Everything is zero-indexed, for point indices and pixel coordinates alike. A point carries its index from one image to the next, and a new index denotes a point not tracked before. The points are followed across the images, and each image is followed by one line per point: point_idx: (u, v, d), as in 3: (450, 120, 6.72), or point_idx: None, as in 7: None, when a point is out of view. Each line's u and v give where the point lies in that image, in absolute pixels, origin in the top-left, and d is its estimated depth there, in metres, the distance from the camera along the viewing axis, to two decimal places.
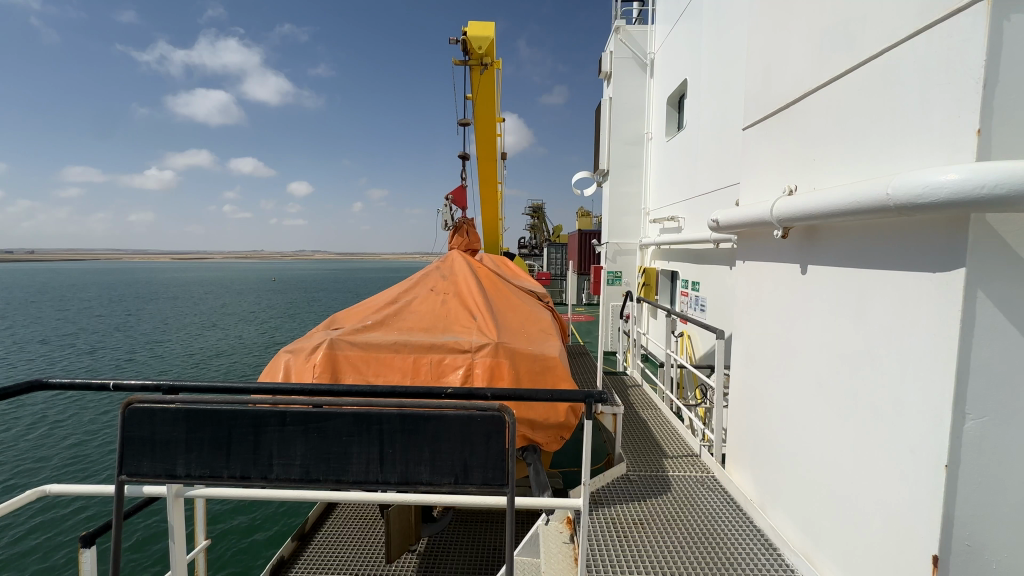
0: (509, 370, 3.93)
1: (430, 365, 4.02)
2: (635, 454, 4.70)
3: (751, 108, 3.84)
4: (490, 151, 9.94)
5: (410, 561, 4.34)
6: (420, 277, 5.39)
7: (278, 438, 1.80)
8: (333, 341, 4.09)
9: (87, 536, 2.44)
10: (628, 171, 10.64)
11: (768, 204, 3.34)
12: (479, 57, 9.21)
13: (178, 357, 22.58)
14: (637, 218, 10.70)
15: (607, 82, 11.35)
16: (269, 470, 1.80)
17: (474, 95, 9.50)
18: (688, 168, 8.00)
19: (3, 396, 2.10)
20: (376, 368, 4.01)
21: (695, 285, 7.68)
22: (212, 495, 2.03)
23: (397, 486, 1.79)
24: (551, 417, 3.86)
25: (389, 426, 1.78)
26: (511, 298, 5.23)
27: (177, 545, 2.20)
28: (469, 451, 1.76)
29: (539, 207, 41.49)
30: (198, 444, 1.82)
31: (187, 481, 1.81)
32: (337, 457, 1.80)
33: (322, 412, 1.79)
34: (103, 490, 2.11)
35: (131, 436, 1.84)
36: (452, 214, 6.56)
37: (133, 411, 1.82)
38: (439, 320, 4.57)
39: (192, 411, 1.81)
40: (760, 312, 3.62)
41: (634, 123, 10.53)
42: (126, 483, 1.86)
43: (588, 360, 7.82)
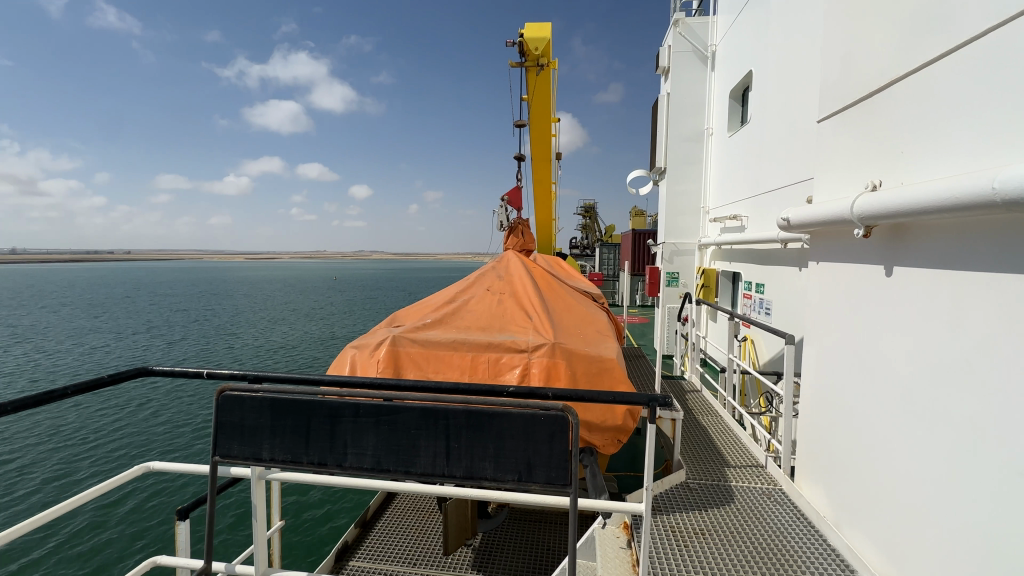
0: (566, 371, 3.91)
1: (488, 363, 4.08)
2: (695, 461, 4.55)
3: (827, 97, 3.59)
4: (545, 152, 9.94)
5: (466, 555, 4.41)
6: (477, 276, 5.50)
7: (352, 429, 1.90)
8: (396, 337, 4.26)
9: (183, 510, 2.70)
10: (687, 168, 10.28)
11: (846, 201, 3.12)
12: (535, 58, 9.27)
13: (250, 350, 24.37)
14: (696, 217, 10.31)
15: (665, 77, 11.06)
16: (344, 458, 1.91)
17: (530, 96, 9.57)
18: (753, 163, 7.61)
19: (116, 380, 2.37)
20: (435, 365, 4.13)
21: (759, 287, 7.29)
22: (290, 480, 2.18)
23: (461, 480, 1.83)
24: (609, 420, 3.82)
25: (455, 421, 1.83)
26: (567, 299, 5.22)
27: (259, 522, 2.39)
28: (533, 450, 1.78)
29: (591, 207, 41.23)
30: (280, 431, 1.95)
31: (272, 464, 1.95)
32: (406, 448, 1.87)
33: (393, 405, 1.87)
34: (197, 469, 2.32)
35: (223, 421, 2.01)
36: (507, 214, 6.63)
37: (226, 397, 2.00)
38: (495, 319, 4.64)
39: (277, 400, 1.95)
40: (836, 318, 3.38)
41: (694, 119, 10.17)
42: (219, 463, 2.04)
43: (645, 364, 7.63)
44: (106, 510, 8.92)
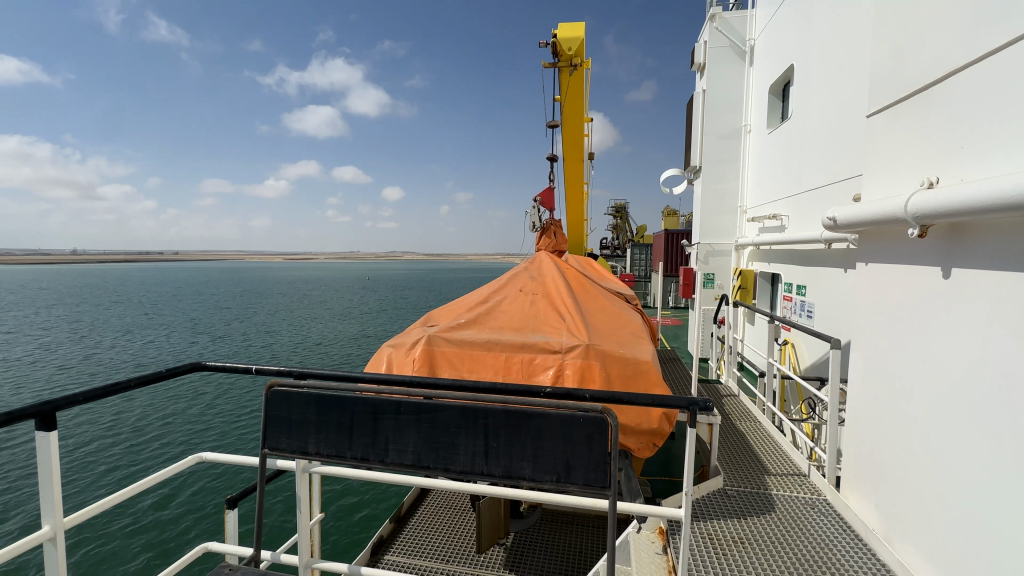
0: (600, 372, 3.88)
1: (522, 364, 4.09)
2: (732, 468, 4.42)
3: (878, 90, 3.43)
4: (578, 152, 9.89)
5: (498, 554, 4.43)
6: (509, 277, 5.53)
7: (394, 425, 1.95)
8: (431, 337, 4.34)
9: (231, 499, 2.82)
10: (723, 166, 10.01)
11: (900, 199, 2.97)
12: (568, 58, 9.30)
13: (289, 347, 25.25)
14: (733, 216, 10.03)
15: (701, 73, 10.82)
16: (385, 454, 1.96)
17: (563, 97, 9.54)
18: (794, 160, 7.35)
19: (173, 374, 2.51)
20: (469, 364, 4.17)
21: (800, 289, 7.03)
22: (333, 474, 2.25)
23: (499, 480, 1.85)
24: (645, 423, 3.76)
25: (495, 421, 1.85)
26: (600, 300, 5.18)
27: (302, 513, 2.47)
28: (572, 451, 1.78)
29: (622, 207, 40.72)
30: (325, 426, 2.02)
31: (317, 458, 2.02)
32: (446, 446, 1.90)
33: (433, 403, 1.91)
34: (246, 460, 2.43)
35: (272, 415, 2.10)
36: (540, 215, 6.63)
37: (274, 392, 2.08)
38: (528, 320, 4.65)
39: (322, 396, 2.02)
40: (887, 322, 3.22)
41: (731, 116, 9.89)
42: (267, 455, 2.13)
43: (680, 367, 7.47)
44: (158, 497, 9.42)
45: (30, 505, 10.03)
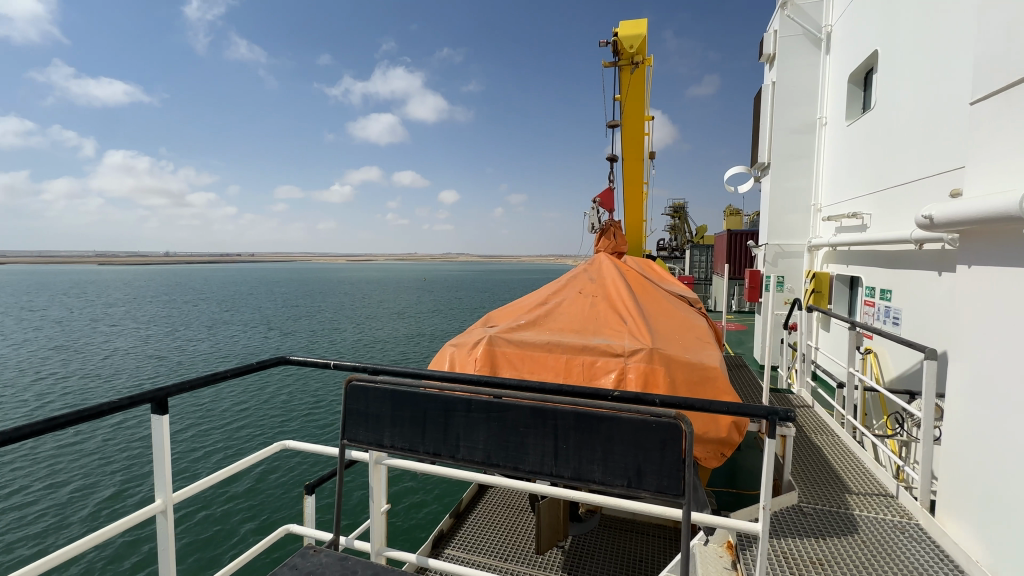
0: (665, 377, 3.77)
1: (582, 366, 4.06)
2: (807, 484, 4.14)
3: (984, 73, 3.09)
4: (638, 152, 9.67)
5: (557, 556, 4.41)
6: (569, 279, 5.51)
7: (464, 423, 2.00)
8: (492, 337, 4.41)
9: (310, 485, 3.02)
10: (795, 162, 9.40)
11: (1013, 195, 2.65)
12: (629, 56, 9.27)
13: (352, 344, 26.57)
14: (806, 215, 9.41)
15: (770, 65, 10.26)
16: (457, 450, 2.02)
17: (624, 95, 9.44)
18: (878, 153, 6.79)
19: (261, 367, 2.73)
20: (530, 365, 4.20)
21: (884, 293, 6.48)
22: (405, 467, 2.35)
23: (569, 481, 1.85)
24: (712, 432, 3.61)
25: (564, 422, 1.85)
26: (663, 303, 5.04)
27: (375, 500, 2.61)
28: (643, 456, 1.75)
29: (681, 207, 39.39)
30: (400, 420, 2.11)
31: (392, 451, 2.12)
32: (515, 445, 1.93)
33: (503, 402, 1.94)
34: (325, 451, 2.59)
35: (351, 408, 2.22)
36: (599, 216, 6.55)
37: (353, 386, 2.20)
38: (589, 322, 4.61)
39: (397, 392, 2.11)
40: (994, 331, 2.89)
41: (803, 108, 9.30)
42: (346, 446, 2.26)
43: (747, 374, 7.11)
44: (238, 482, 10.21)
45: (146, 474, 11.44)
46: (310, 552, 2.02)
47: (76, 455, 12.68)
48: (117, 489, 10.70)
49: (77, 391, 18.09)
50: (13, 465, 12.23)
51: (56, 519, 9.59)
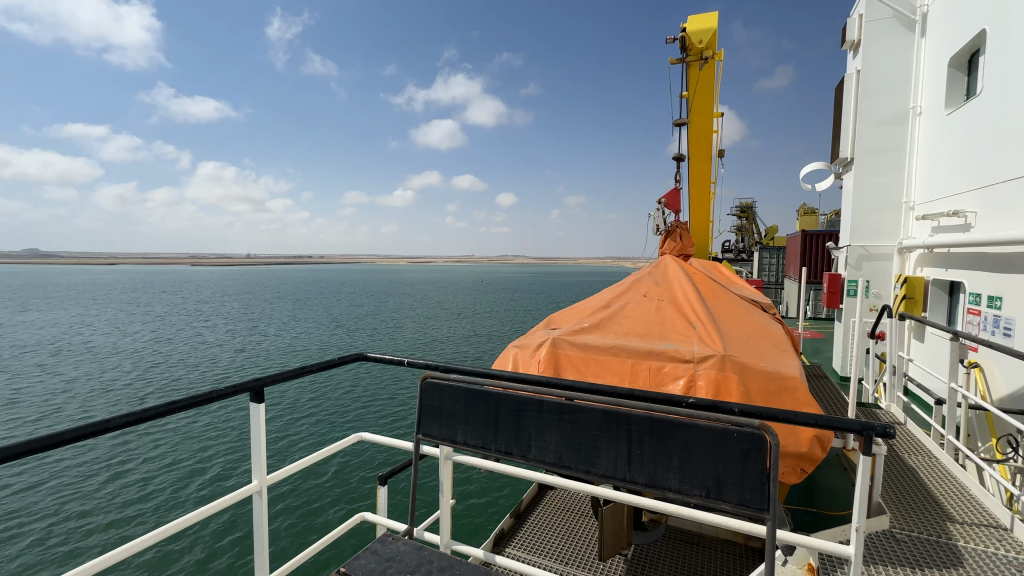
0: (738, 386, 3.60)
1: (649, 372, 3.98)
2: (901, 509, 3.79)
3: None
4: (706, 151, 9.33)
5: (620, 564, 4.33)
6: (633, 281, 5.41)
7: (536, 423, 2.03)
8: (555, 340, 4.43)
9: (383, 476, 3.15)
10: (884, 156, 8.61)
11: None
12: (698, 52, 8.98)
13: (412, 343, 27.55)
14: (896, 214, 8.60)
15: (854, 52, 9.51)
16: (528, 450, 2.04)
17: (691, 92, 9.15)
18: (985, 145, 6.10)
19: (342, 362, 2.90)
20: (594, 368, 4.17)
21: (992, 300, 5.78)
22: (474, 464, 2.41)
23: (643, 488, 1.82)
24: (790, 446, 3.40)
25: (639, 428, 1.83)
26: (734, 308, 4.82)
27: (445, 493, 2.70)
28: (724, 467, 1.69)
29: (749, 207, 37.31)
30: (473, 418, 2.17)
31: (464, 447, 2.18)
32: (587, 449, 1.93)
33: (576, 405, 1.95)
34: (399, 445, 2.72)
35: (426, 404, 2.31)
36: (664, 217, 6.37)
37: (428, 383, 2.30)
38: (655, 327, 4.50)
39: (470, 390, 2.18)
40: None
41: (893, 97, 8.52)
42: (421, 441, 2.35)
43: (829, 386, 6.60)
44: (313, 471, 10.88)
45: (244, 457, 12.54)
46: (388, 539, 2.12)
47: (182, 437, 14.13)
48: (224, 469, 11.81)
49: (174, 380, 20.06)
50: (132, 442, 13.88)
51: (168, 494, 10.71)
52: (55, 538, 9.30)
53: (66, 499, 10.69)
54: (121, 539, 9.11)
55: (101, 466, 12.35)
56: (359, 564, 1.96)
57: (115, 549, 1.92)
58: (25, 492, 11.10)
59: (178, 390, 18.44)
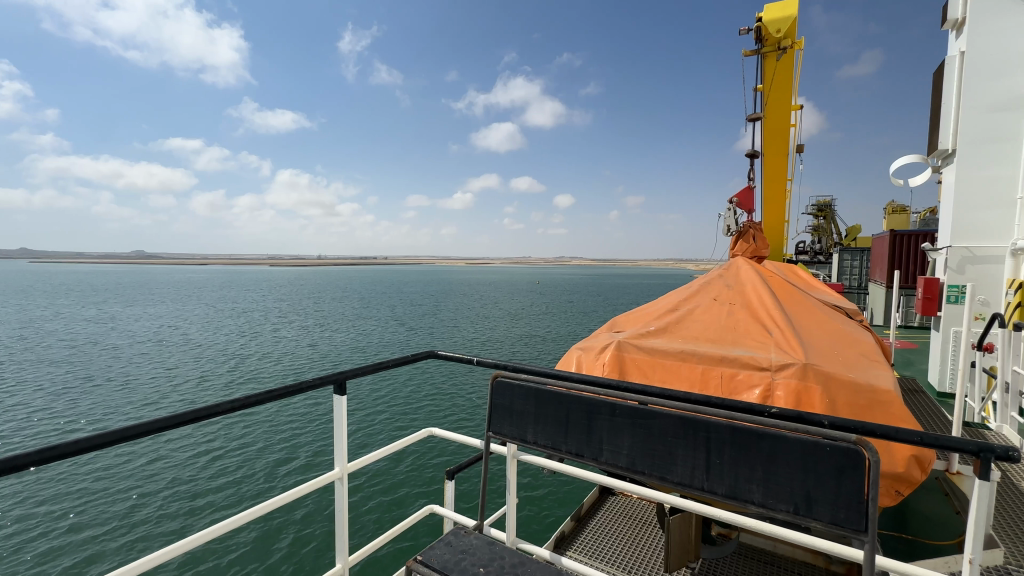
0: (823, 397, 3.36)
1: (721, 379, 3.82)
2: (1017, 540, 3.39)
3: None
4: (783, 146, 8.80)
5: None
6: (701, 284, 5.21)
7: (608, 426, 2.01)
8: (621, 342, 4.36)
9: (451, 471, 3.25)
10: (994, 146, 7.67)
11: None
12: (776, 42, 8.52)
13: (470, 342, 28.11)
14: (1008, 211, 7.63)
15: (957, 32, 8.56)
16: (600, 453, 2.03)
17: (767, 85, 8.68)
18: None
19: (415, 359, 3.02)
20: (661, 374, 4.07)
21: None
22: (541, 464, 2.43)
23: (723, 499, 1.75)
24: (884, 465, 3.12)
25: (718, 436, 1.76)
26: (816, 314, 4.50)
27: (511, 491, 2.75)
28: (814, 482, 1.59)
29: (828, 204, 34.57)
30: (544, 418, 2.19)
31: (535, 447, 2.21)
32: (662, 455, 1.88)
33: (650, 410, 1.91)
34: (469, 441, 2.80)
35: (496, 403, 2.36)
36: (736, 217, 6.06)
37: (498, 382, 2.34)
38: (726, 332, 4.31)
39: (540, 391, 2.20)
40: None
41: (1006, 80, 7.57)
42: (491, 438, 2.41)
43: (926, 401, 5.98)
44: (382, 465, 11.44)
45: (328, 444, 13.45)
46: (461, 532, 2.19)
47: (272, 424, 15.41)
48: (312, 455, 12.72)
49: (256, 371, 21.77)
50: (230, 426, 15.32)
51: (267, 474, 11.74)
52: (173, 503, 10.51)
53: (179, 473, 12.03)
54: (226, 511, 10.10)
55: (197, 449, 13.63)
56: (435, 553, 2.04)
57: (233, 518, 2.15)
58: (136, 468, 12.49)
59: (259, 381, 19.97)
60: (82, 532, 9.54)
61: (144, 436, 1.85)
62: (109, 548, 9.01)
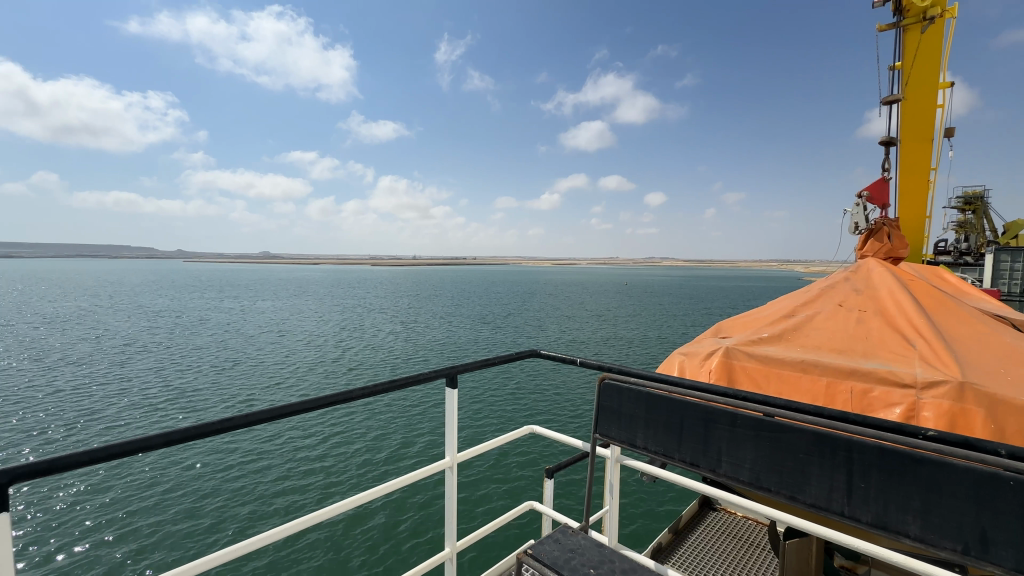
0: (985, 421, 3.02)
1: (852, 394, 3.60)
2: None
3: None
4: (927, 131, 7.66)
5: None
6: (824, 287, 4.76)
7: (726, 437, 1.90)
8: (729, 349, 4.28)
9: (550, 469, 3.26)
10: None
11: None
12: (920, 12, 7.60)
13: (557, 343, 28.12)
14: None
15: None
16: (718, 465, 1.93)
17: (908, 62, 7.71)
18: None
19: (518, 356, 3.09)
20: (776, 384, 3.95)
21: None
22: (647, 472, 2.36)
23: (868, 527, 1.57)
24: None
25: (862, 457, 1.58)
26: (972, 321, 3.91)
27: (613, 497, 2.72)
28: (988, 518, 1.36)
29: (979, 196, 29.41)
30: (654, 423, 2.14)
31: (645, 452, 2.17)
32: (793, 472, 1.73)
33: (777, 422, 1.76)
34: (570, 443, 2.81)
35: (604, 404, 2.34)
36: (866, 214, 5.41)
37: (606, 384, 2.32)
38: (855, 342, 3.97)
39: (650, 394, 2.14)
40: None
41: None
42: (598, 440, 2.39)
43: None
44: (483, 460, 11.84)
45: (434, 437, 14.23)
46: (569, 531, 2.20)
47: (387, 414, 16.71)
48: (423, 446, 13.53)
49: (360, 363, 23.70)
50: (346, 413, 16.85)
51: (389, 461, 12.68)
52: (310, 479, 11.76)
53: (308, 452, 13.48)
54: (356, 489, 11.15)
55: (319, 431, 15.19)
56: (544, 549, 2.07)
57: (377, 488, 2.40)
58: (268, 444, 14.21)
59: (363, 373, 21.76)
60: (244, 496, 11.02)
61: (295, 414, 2.13)
62: (262, 514, 10.23)
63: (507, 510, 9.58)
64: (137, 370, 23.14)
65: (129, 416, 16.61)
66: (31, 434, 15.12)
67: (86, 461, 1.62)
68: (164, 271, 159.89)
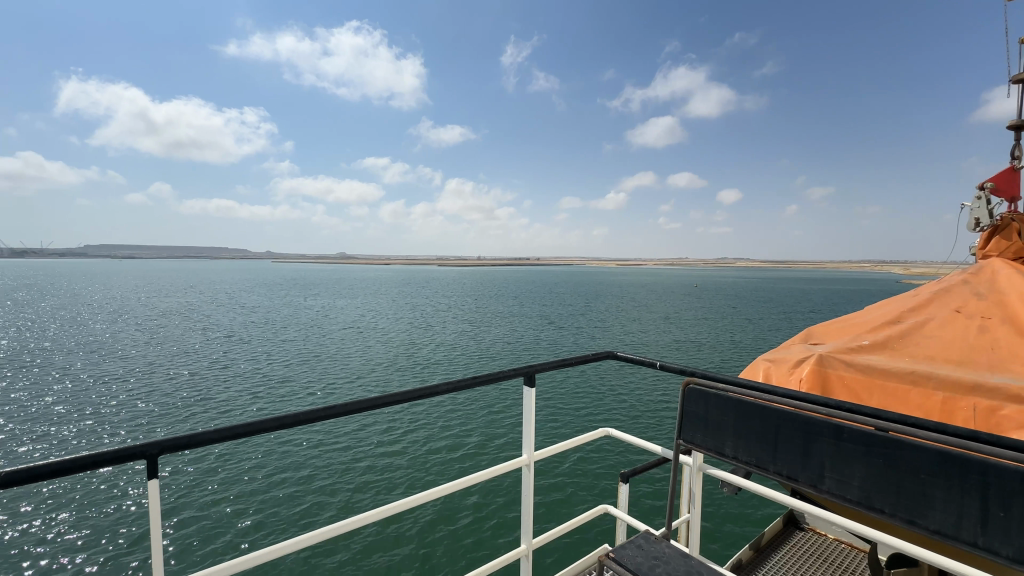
0: None
1: (973, 409, 3.48)
2: None
3: None
4: None
5: None
6: (937, 288, 4.47)
7: (831, 452, 1.76)
8: (826, 358, 4.29)
9: (626, 474, 3.20)
10: None
11: None
12: None
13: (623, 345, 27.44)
14: None
15: None
16: (821, 481, 1.79)
17: None
18: None
19: (595, 357, 3.05)
20: (880, 396, 3.91)
21: None
22: (735, 484, 2.24)
23: (1007, 562, 1.39)
24: None
25: (1002, 483, 1.40)
26: None
27: (695, 507, 2.62)
28: None
29: None
30: (746, 432, 2.03)
31: (735, 463, 2.07)
32: (912, 495, 1.57)
33: (892, 439, 1.61)
34: (649, 448, 2.74)
35: (689, 410, 2.27)
36: (990, 208, 4.77)
37: (691, 390, 2.23)
38: (976, 352, 3.77)
39: (742, 402, 2.04)
40: None
41: None
42: (681, 447, 2.32)
43: None
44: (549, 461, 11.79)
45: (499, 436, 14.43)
46: (652, 539, 2.15)
47: (454, 411, 17.20)
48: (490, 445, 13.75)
49: (429, 361, 24.58)
50: (416, 408, 17.56)
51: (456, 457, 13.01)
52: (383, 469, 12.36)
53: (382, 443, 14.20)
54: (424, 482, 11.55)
55: (392, 424, 15.93)
56: (626, 553, 2.04)
57: (460, 480, 2.47)
58: (346, 434, 15.13)
59: (431, 370, 22.52)
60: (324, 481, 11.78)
61: (386, 405, 2.25)
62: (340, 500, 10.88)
63: (573, 514, 9.49)
64: (233, 361, 25.56)
65: (228, 403, 18.35)
66: (150, 416, 17.14)
67: (215, 438, 1.83)
68: (256, 270, 175.13)
